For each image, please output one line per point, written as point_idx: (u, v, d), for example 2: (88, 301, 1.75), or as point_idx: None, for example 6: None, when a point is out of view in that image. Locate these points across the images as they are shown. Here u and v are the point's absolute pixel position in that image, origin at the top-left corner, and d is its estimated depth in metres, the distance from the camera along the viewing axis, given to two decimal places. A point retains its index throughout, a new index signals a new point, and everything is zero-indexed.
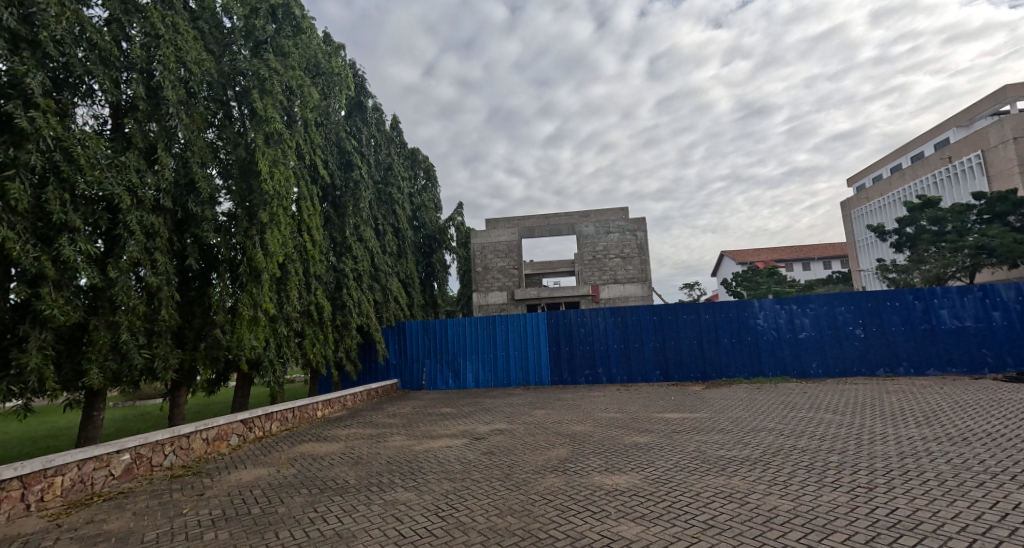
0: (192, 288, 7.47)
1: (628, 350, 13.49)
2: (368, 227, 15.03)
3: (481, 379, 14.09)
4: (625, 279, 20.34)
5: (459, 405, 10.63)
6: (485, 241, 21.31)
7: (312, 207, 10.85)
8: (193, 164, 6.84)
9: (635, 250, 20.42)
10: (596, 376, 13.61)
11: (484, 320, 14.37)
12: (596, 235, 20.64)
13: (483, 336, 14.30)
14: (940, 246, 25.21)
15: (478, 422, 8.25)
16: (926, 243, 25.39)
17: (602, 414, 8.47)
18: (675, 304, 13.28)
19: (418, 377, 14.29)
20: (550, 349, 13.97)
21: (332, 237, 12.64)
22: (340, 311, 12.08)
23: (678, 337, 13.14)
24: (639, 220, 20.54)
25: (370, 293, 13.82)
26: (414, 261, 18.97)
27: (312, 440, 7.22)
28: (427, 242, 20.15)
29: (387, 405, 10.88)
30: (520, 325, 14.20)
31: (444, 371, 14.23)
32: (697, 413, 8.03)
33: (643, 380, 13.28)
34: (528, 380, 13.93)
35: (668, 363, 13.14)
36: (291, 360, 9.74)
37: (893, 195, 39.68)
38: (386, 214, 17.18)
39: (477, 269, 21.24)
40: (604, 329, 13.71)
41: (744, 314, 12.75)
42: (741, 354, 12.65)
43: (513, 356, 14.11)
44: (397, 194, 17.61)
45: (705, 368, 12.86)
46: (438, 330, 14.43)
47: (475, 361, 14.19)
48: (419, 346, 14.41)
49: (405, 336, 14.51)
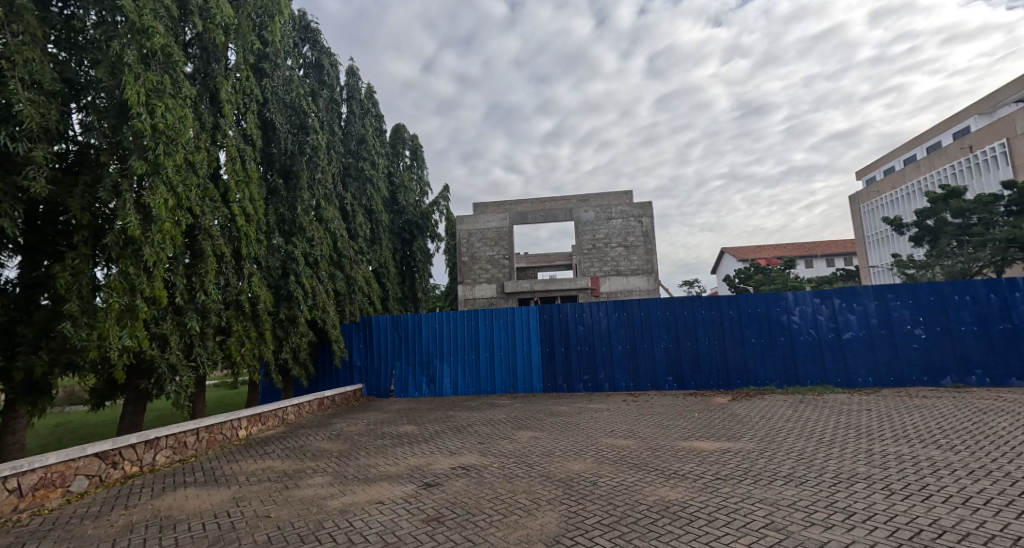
0: (39, 268, 5.47)
1: (635, 352, 11.38)
2: (329, 206, 12.89)
3: (461, 385, 11.98)
4: (629, 271, 18.22)
5: (425, 421, 8.48)
6: (472, 228, 19.15)
7: (242, 172, 8.75)
8: (12, 82, 4.76)
9: (640, 239, 18.30)
10: (597, 382, 11.51)
11: (465, 316, 12.24)
12: (597, 222, 18.55)
13: (463, 334, 12.17)
14: (964, 240, 23.12)
15: (438, 453, 6.08)
16: (950, 236, 23.35)
17: (607, 441, 6.32)
18: (692, 296, 11.19)
19: (386, 383, 12.15)
20: (543, 351, 11.86)
21: (279, 212, 10.48)
22: (285, 302, 9.95)
23: (694, 336, 11.05)
24: (644, 206, 18.41)
25: (326, 282, 11.70)
26: (390, 249, 16.84)
27: (197, 482, 5.07)
28: (406, 228, 18.03)
29: (337, 421, 8.71)
30: (507, 321, 12.09)
31: (418, 375, 12.10)
32: (738, 441, 5.90)
33: (652, 387, 11.19)
34: (517, 387, 11.82)
35: (682, 367, 11.05)
36: (207, 363, 7.61)
37: (909, 187, 37.65)
38: (356, 193, 15.05)
39: (463, 259, 19.09)
40: (607, 327, 11.60)
41: (776, 310, 10.64)
42: (772, 358, 10.56)
43: (499, 358, 12.00)
44: (370, 172, 15.47)
45: (727, 374, 10.77)
46: (410, 327, 12.29)
47: (453, 364, 12.07)
48: (388, 346, 12.28)
49: (372, 334, 12.38)
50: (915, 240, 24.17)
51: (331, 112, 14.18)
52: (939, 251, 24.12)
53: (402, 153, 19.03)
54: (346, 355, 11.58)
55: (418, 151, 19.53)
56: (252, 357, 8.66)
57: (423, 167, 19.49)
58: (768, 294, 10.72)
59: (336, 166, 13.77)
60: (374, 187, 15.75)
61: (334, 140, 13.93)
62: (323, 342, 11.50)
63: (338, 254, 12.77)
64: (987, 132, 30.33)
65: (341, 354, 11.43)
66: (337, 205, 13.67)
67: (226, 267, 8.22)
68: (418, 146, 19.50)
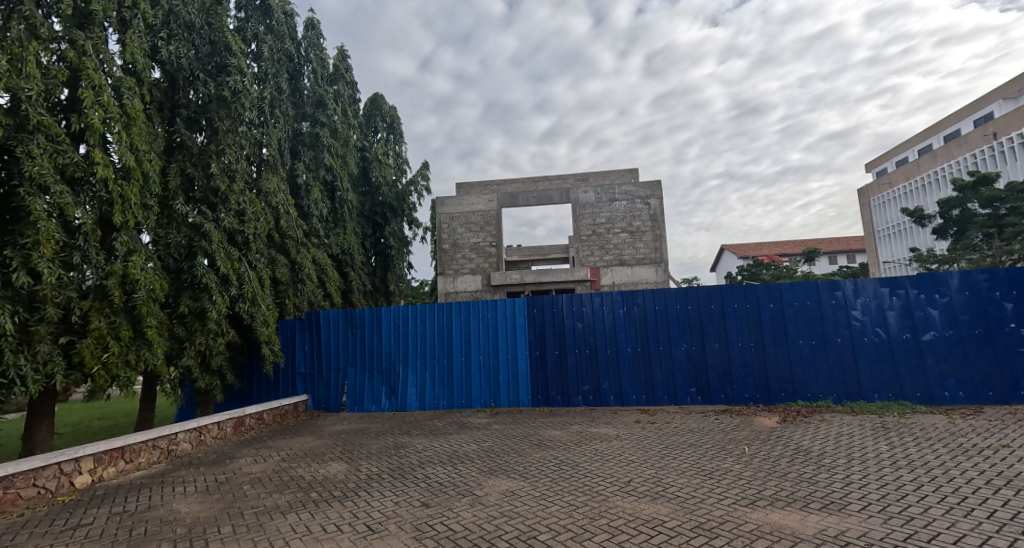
0: None
1: (647, 357, 9.06)
2: (266, 176, 10.55)
3: (430, 398, 9.64)
4: (635, 261, 15.90)
5: (363, 455, 6.08)
6: (454, 210, 16.77)
7: (119, 108, 6.35)
8: None
9: (647, 224, 15.95)
10: (600, 395, 9.17)
11: (436, 310, 9.89)
12: (597, 204, 16.20)
13: (432, 334, 9.83)
14: (992, 232, 20.32)
15: (350, 534, 3.70)
16: (979, 227, 20.39)
17: (627, 508, 3.96)
18: (719, 287, 8.85)
19: (338, 396, 9.81)
20: (532, 355, 9.49)
21: (186, 173, 8.05)
22: (189, 291, 7.50)
23: (721, 337, 8.74)
24: (653, 185, 16.05)
25: (255, 269, 9.27)
26: (356, 233, 14.45)
27: None
28: (378, 211, 15.61)
29: (241, 454, 6.31)
30: (487, 318, 9.73)
31: (378, 385, 9.77)
32: (847, 522, 3.57)
33: (669, 402, 8.89)
34: (500, 400, 9.46)
35: (707, 377, 8.73)
36: (31, 379, 5.27)
37: (926, 178, 35.40)
38: (313, 166, 12.60)
39: (444, 246, 16.71)
40: (611, 326, 9.25)
41: (830, 303, 8.29)
42: (824, 366, 8.22)
43: (478, 364, 9.63)
44: (333, 141, 13.01)
45: (765, 385, 8.46)
46: (368, 324, 9.94)
47: (420, 370, 9.74)
48: (340, 348, 9.95)
49: (321, 333, 10.03)
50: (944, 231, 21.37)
51: (279, 64, 11.64)
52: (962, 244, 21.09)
53: (378, 125, 16.19)
54: (281, 361, 9.17)
55: (397, 122, 16.50)
56: (127, 366, 6.22)
57: (401, 140, 16.62)
58: (818, 283, 8.39)
59: (277, 129, 11.28)
60: (337, 161, 13.32)
61: (278, 99, 11.50)
62: (251, 345, 9.04)
63: (278, 234, 10.49)
64: (1016, 115, 28.06)
65: (275, 359, 9.00)
66: (281, 177, 11.24)
67: (85, 240, 5.82)
68: (397, 117, 16.58)
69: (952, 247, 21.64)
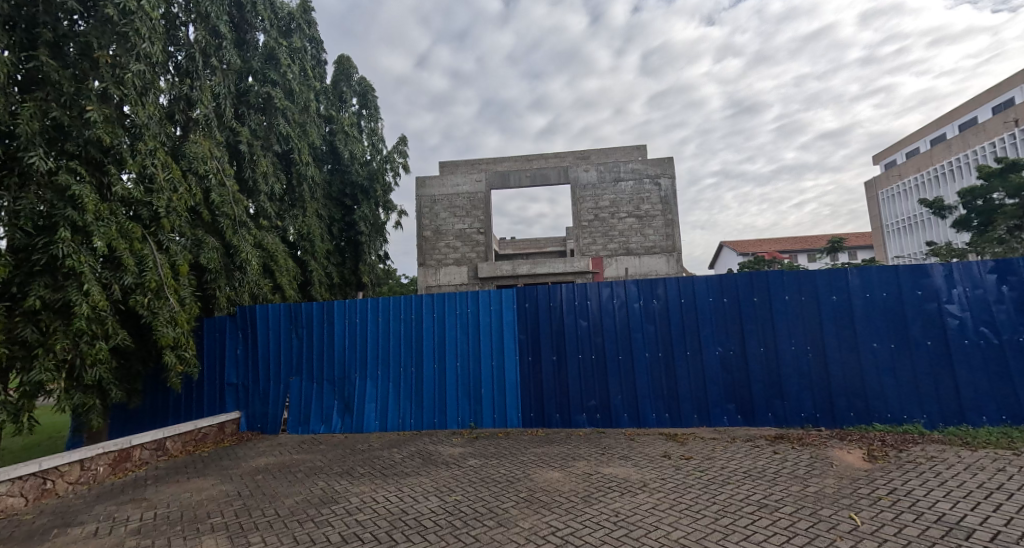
0: None
1: (671, 365, 7.06)
2: (194, 139, 8.48)
3: (394, 415, 7.63)
4: (643, 250, 13.92)
5: (264, 519, 4.07)
6: (437, 192, 14.74)
7: None
8: None
9: (658, 207, 13.95)
10: (610, 413, 7.15)
11: (402, 305, 7.87)
12: (600, 185, 14.20)
13: (397, 335, 7.80)
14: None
15: None
16: (1008, 218, 17.56)
17: None
18: (763, 274, 6.87)
19: (277, 413, 7.77)
20: (523, 361, 7.48)
21: (52, 118, 5.98)
22: (45, 279, 5.50)
23: (766, 339, 6.77)
24: (664, 162, 14.04)
25: (165, 253, 7.21)
26: (319, 216, 12.42)
27: None
28: (347, 192, 13.58)
29: (86, 517, 4.24)
30: (466, 315, 7.71)
31: (328, 400, 7.76)
32: None
33: (699, 423, 6.89)
34: (482, 420, 7.44)
35: (750, 390, 6.75)
36: None
37: (943, 168, 33.49)
38: (262, 132, 10.45)
39: (425, 234, 14.69)
40: (624, 324, 7.26)
41: (915, 295, 6.30)
42: (906, 378, 6.23)
43: (456, 374, 7.60)
44: (289, 103, 10.86)
45: (827, 402, 6.47)
46: (317, 322, 7.94)
47: (382, 380, 7.74)
48: (282, 353, 7.93)
49: (258, 335, 8.00)
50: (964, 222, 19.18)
51: (219, 3, 9.46)
52: (980, 240, 18.60)
53: (347, 97, 13.96)
54: (195, 372, 7.12)
55: (370, 93, 14.42)
56: None
57: (376, 114, 14.58)
58: (898, 269, 6.40)
59: (208, 82, 9.15)
60: (296, 130, 11.21)
61: (214, 46, 9.37)
62: (154, 352, 6.99)
63: (207, 210, 8.42)
64: None
65: (185, 370, 6.97)
66: (217, 142, 9.17)
67: None
68: (369, 85, 14.44)
69: (976, 241, 19.28)
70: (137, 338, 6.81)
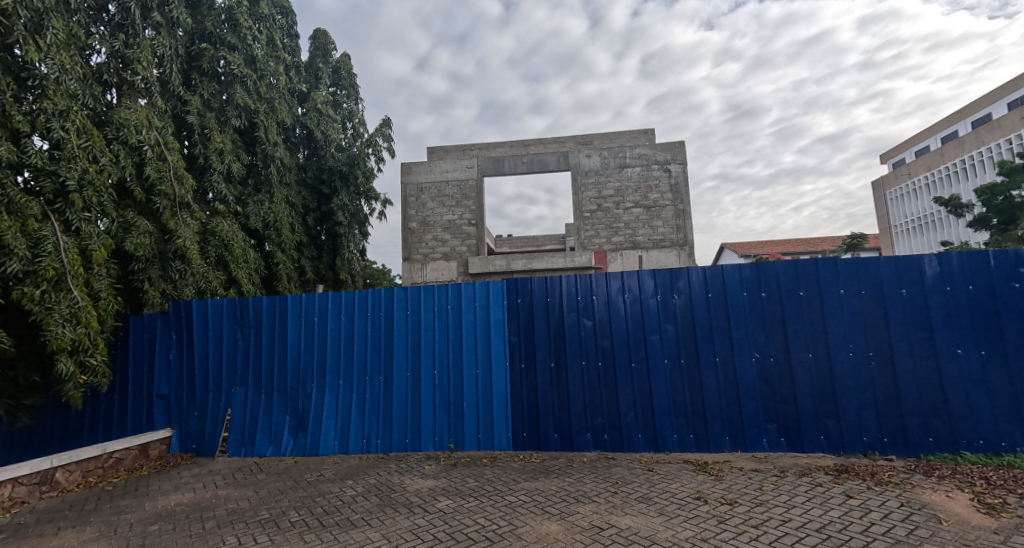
0: None
1: (696, 374, 5.72)
2: (128, 105, 7.16)
3: (357, 435, 6.28)
4: (651, 243, 12.59)
5: None
6: (424, 180, 13.40)
7: None
8: None
9: (667, 196, 12.63)
10: (620, 434, 5.82)
11: (368, 300, 6.52)
12: (604, 171, 12.88)
13: (363, 337, 6.45)
14: None
15: None
16: None
17: None
18: (811, 262, 5.53)
19: (216, 430, 6.42)
20: (513, 369, 6.13)
21: None
22: None
23: (817, 343, 5.44)
24: (674, 147, 12.72)
25: (75, 236, 5.87)
26: (289, 203, 11.09)
27: None
28: (324, 178, 12.24)
29: None
30: (446, 313, 6.36)
31: (278, 414, 6.40)
32: None
33: (731, 448, 5.54)
34: (463, 440, 6.09)
35: (796, 407, 5.42)
36: None
37: (957, 165, 32.20)
38: (217, 104, 9.05)
39: (411, 225, 13.36)
40: (638, 325, 5.92)
41: (1011, 289, 5.03)
42: (1001, 394, 4.95)
43: (432, 385, 6.24)
44: (251, 72, 9.45)
45: (897, 424, 5.13)
46: (266, 321, 6.58)
47: (343, 391, 6.39)
48: (223, 358, 6.57)
49: (195, 336, 6.65)
50: (982, 217, 17.87)
51: None
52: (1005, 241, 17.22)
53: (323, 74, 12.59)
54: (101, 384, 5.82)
55: (349, 71, 13.08)
56: None
57: (356, 95, 13.24)
58: (986, 256, 5.13)
59: (147, 40, 7.75)
60: (261, 104, 9.79)
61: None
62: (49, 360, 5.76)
63: (140, 188, 7.07)
64: None
65: (86, 383, 5.70)
66: (160, 111, 7.84)
67: None
68: (348, 63, 13.13)
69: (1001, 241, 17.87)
70: (24, 343, 5.61)
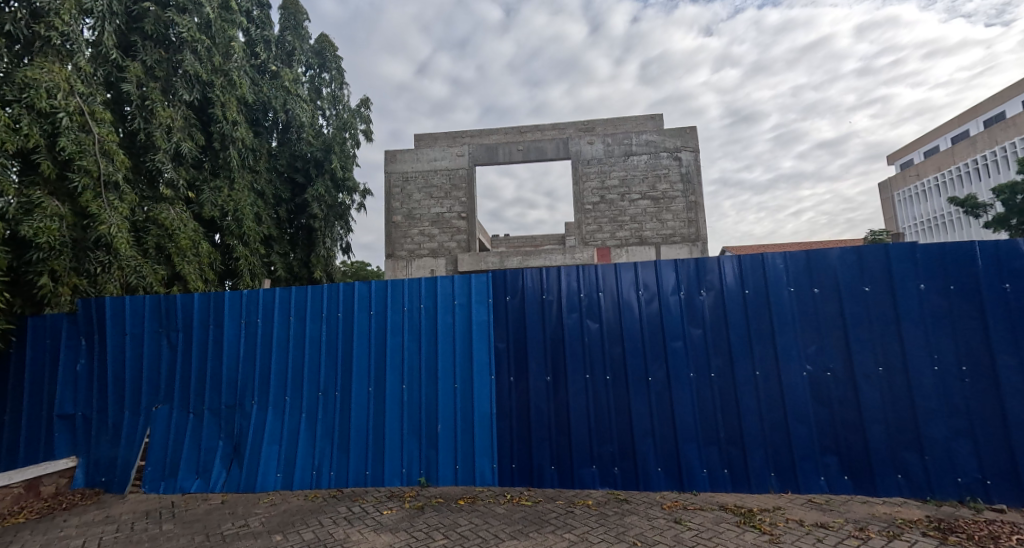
0: None
1: (731, 392, 4.47)
2: (42, 64, 5.92)
3: (305, 465, 5.02)
4: (659, 239, 11.37)
5: None
6: (409, 169, 12.21)
7: None
8: None
9: (678, 187, 11.41)
10: (634, 467, 4.57)
11: (321, 298, 5.28)
12: (607, 159, 11.66)
13: (314, 343, 5.21)
14: None
15: None
16: None
17: None
18: (880, 250, 4.31)
19: (130, 459, 5.18)
20: (499, 383, 4.88)
21: None
22: None
23: (890, 353, 4.20)
24: (685, 132, 11.52)
25: None
26: (257, 192, 9.85)
27: None
28: (298, 165, 11.03)
29: None
30: (415, 314, 5.12)
31: (208, 439, 5.15)
32: None
33: (779, 487, 4.30)
34: (435, 473, 4.84)
35: (864, 435, 4.18)
36: None
37: (972, 165, 31.02)
38: (163, 73, 7.85)
39: (394, 218, 12.15)
40: (657, 329, 4.68)
41: None
42: None
43: (399, 403, 5.00)
44: (204, 38, 8.25)
45: (1001, 459, 3.94)
46: (195, 324, 5.34)
47: (289, 409, 5.14)
48: (142, 368, 5.33)
49: (108, 342, 5.40)
50: (1003, 218, 16.85)
51: None
52: None
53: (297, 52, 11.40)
54: None
55: (333, 52, 12.03)
56: None
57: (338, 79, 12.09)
58: None
59: None
60: (218, 76, 8.58)
61: None
62: None
63: (52, 164, 5.82)
64: None
65: None
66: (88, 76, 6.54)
67: None
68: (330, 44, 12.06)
69: None
70: None
